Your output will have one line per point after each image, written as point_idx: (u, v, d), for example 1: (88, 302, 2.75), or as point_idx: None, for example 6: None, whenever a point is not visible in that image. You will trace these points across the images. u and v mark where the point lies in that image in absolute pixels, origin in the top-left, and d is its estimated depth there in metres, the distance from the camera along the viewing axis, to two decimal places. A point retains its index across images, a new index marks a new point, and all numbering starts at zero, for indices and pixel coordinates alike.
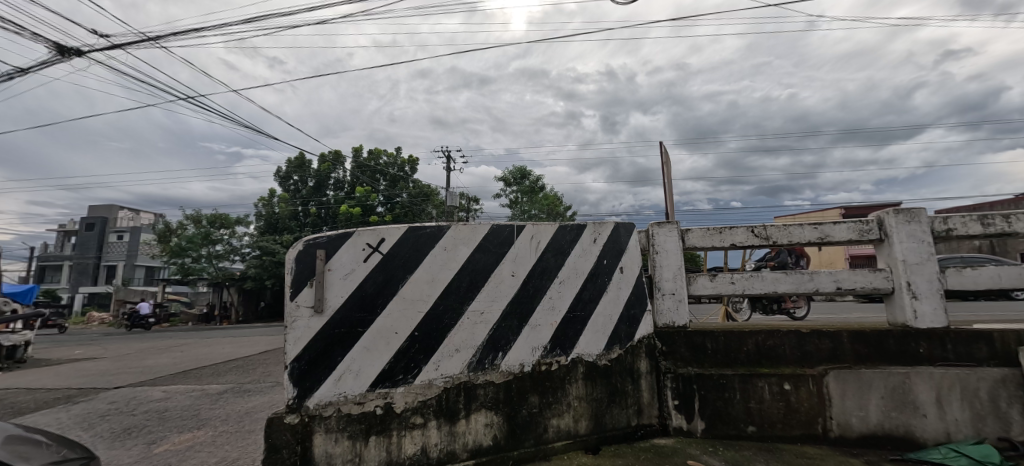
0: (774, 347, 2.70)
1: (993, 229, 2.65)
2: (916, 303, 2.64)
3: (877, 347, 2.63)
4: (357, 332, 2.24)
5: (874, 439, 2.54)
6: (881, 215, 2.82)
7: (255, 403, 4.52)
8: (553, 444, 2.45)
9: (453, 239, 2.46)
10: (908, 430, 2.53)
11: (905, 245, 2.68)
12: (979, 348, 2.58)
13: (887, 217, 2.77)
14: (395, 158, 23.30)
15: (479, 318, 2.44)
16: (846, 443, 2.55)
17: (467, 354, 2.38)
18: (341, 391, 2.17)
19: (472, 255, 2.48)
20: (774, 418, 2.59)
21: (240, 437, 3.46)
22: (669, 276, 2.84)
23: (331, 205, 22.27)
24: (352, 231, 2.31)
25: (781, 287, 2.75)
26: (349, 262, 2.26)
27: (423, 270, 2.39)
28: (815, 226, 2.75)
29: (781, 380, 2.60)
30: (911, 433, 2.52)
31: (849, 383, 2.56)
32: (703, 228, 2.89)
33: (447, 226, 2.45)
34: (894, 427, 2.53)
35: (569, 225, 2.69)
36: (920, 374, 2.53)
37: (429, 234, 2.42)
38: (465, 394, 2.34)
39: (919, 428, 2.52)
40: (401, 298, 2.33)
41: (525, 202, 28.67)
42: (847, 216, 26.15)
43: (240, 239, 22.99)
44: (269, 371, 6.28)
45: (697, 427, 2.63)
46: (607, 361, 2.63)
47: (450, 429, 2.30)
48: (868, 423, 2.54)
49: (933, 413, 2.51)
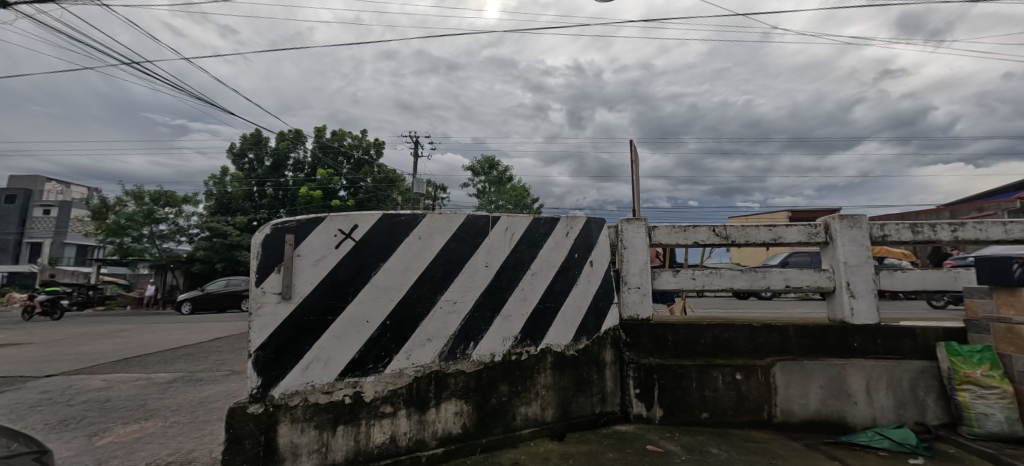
0: (729, 340, 2.92)
1: (921, 236, 2.98)
2: (854, 301, 2.92)
3: (819, 340, 2.92)
4: (328, 320, 2.21)
5: (812, 423, 2.81)
6: (828, 219, 3.08)
7: (209, 393, 4.33)
8: (521, 431, 2.54)
9: (427, 228, 2.48)
10: (842, 416, 2.81)
11: (847, 248, 2.95)
12: (904, 342, 2.91)
13: (833, 222, 3.03)
14: (361, 140, 22.37)
15: (452, 308, 2.47)
16: (788, 428, 2.80)
17: (439, 343, 2.41)
18: (308, 380, 2.14)
19: (447, 245, 2.50)
20: (726, 406, 2.81)
21: (194, 428, 3.32)
22: (636, 271, 2.99)
23: (290, 186, 21.26)
24: (324, 217, 2.27)
25: (737, 283, 2.98)
26: (320, 248, 2.22)
27: (396, 259, 2.39)
28: (769, 227, 2.97)
29: (733, 370, 2.82)
30: (844, 419, 2.81)
31: (794, 373, 2.82)
32: (669, 225, 3.09)
33: (421, 215, 2.46)
34: (830, 413, 2.81)
35: (543, 218, 2.76)
36: (854, 366, 2.82)
37: (403, 222, 2.42)
38: (436, 384, 2.38)
39: (851, 414, 2.81)
40: (373, 287, 2.32)
41: (493, 193, 28.42)
42: (796, 219, 27.70)
43: (188, 220, 21.45)
44: (223, 360, 6.01)
45: (655, 414, 2.83)
46: (574, 351, 2.74)
47: (420, 418, 2.33)
48: (809, 410, 2.81)
49: (863, 401, 2.81)
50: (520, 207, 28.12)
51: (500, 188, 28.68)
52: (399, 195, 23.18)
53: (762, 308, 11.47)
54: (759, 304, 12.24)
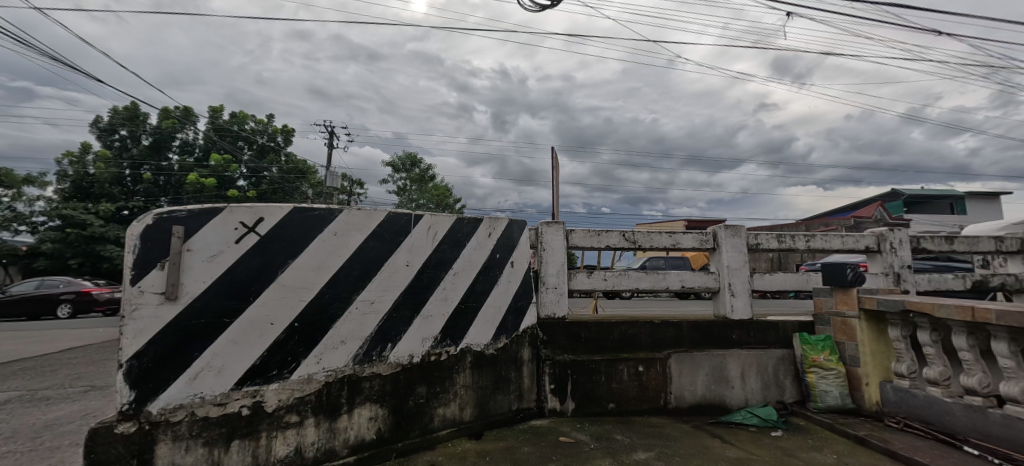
0: (632, 335, 3.24)
1: (781, 245, 3.62)
2: (734, 299, 3.42)
3: (706, 334, 3.33)
4: (223, 322, 1.99)
5: (700, 407, 3.19)
6: (715, 228, 3.52)
7: (60, 413, 3.58)
8: (438, 432, 2.53)
9: (344, 224, 2.35)
10: (722, 399, 3.23)
11: (729, 254, 3.42)
12: (770, 334, 3.44)
13: (720, 231, 3.47)
14: (265, 124, 20.18)
15: (368, 309, 2.36)
16: (680, 412, 3.15)
17: (353, 346, 2.28)
18: (197, 391, 1.90)
19: (366, 242, 2.39)
20: (630, 396, 3.10)
21: (39, 457, 2.72)
22: (554, 272, 3.18)
23: (174, 171, 18.49)
24: (223, 207, 2.04)
25: (642, 284, 3.33)
26: (216, 243, 2.00)
27: (308, 256, 2.23)
28: (669, 234, 3.40)
29: (636, 363, 3.13)
30: (724, 401, 3.23)
31: (686, 363, 3.18)
32: (584, 230, 3.32)
33: (338, 210, 2.33)
34: (714, 397, 3.22)
35: (467, 218, 2.77)
36: (733, 355, 3.26)
37: (317, 216, 2.27)
38: (349, 388, 2.25)
39: (730, 397, 3.24)
40: (280, 285, 2.13)
41: (414, 191, 27.34)
42: (691, 228, 30.85)
43: (32, 205, 17.39)
44: (80, 373, 5.02)
45: (568, 407, 3.03)
46: (493, 350, 2.79)
47: (330, 426, 2.19)
48: (697, 395, 3.19)
49: (738, 385, 3.26)
50: (441, 207, 27.52)
51: (423, 186, 27.64)
52: (309, 188, 21.20)
53: (670, 306, 12.59)
54: (666, 303, 13.43)
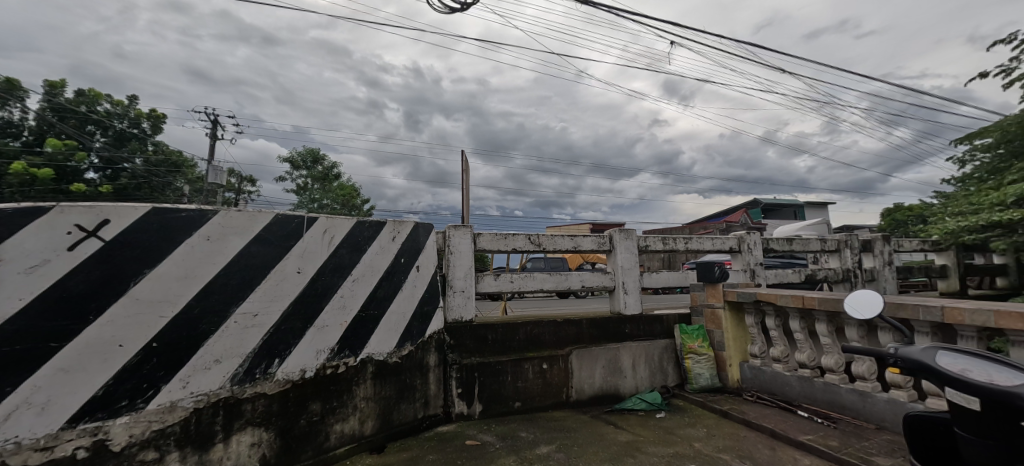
0: (538, 335, 3.36)
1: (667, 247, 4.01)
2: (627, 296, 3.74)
3: (604, 329, 3.60)
4: (51, 347, 1.69)
5: (598, 397, 3.45)
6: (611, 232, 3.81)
7: None
8: (335, 450, 2.41)
9: (219, 228, 2.13)
10: (617, 388, 3.53)
11: (623, 255, 3.74)
12: (656, 327, 3.81)
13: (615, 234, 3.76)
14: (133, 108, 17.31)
15: (251, 322, 2.17)
16: (581, 404, 3.39)
17: (230, 365, 2.08)
18: (10, 435, 1.58)
19: (248, 248, 2.20)
20: (534, 393, 3.26)
21: None
22: (461, 275, 3.20)
23: None
24: (52, 206, 1.75)
25: (546, 285, 3.48)
26: (41, 249, 1.69)
27: (171, 266, 1.98)
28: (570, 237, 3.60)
29: (541, 361, 3.30)
30: (618, 391, 3.53)
31: (585, 358, 3.44)
32: (491, 233, 3.39)
33: (210, 211, 2.11)
34: (609, 387, 3.50)
35: (368, 221, 2.69)
36: (625, 347, 3.59)
37: (181, 219, 2.04)
38: (225, 412, 2.05)
39: (623, 385, 3.56)
40: (132, 300, 1.87)
41: (316, 190, 25.08)
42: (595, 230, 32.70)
43: None
44: None
45: (475, 410, 3.08)
46: (397, 358, 2.73)
47: (201, 458, 1.96)
48: (595, 386, 3.46)
49: (630, 374, 3.60)
50: (346, 207, 25.92)
51: (326, 183, 25.75)
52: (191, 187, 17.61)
53: (576, 306, 13.19)
54: (573, 302, 14.05)
